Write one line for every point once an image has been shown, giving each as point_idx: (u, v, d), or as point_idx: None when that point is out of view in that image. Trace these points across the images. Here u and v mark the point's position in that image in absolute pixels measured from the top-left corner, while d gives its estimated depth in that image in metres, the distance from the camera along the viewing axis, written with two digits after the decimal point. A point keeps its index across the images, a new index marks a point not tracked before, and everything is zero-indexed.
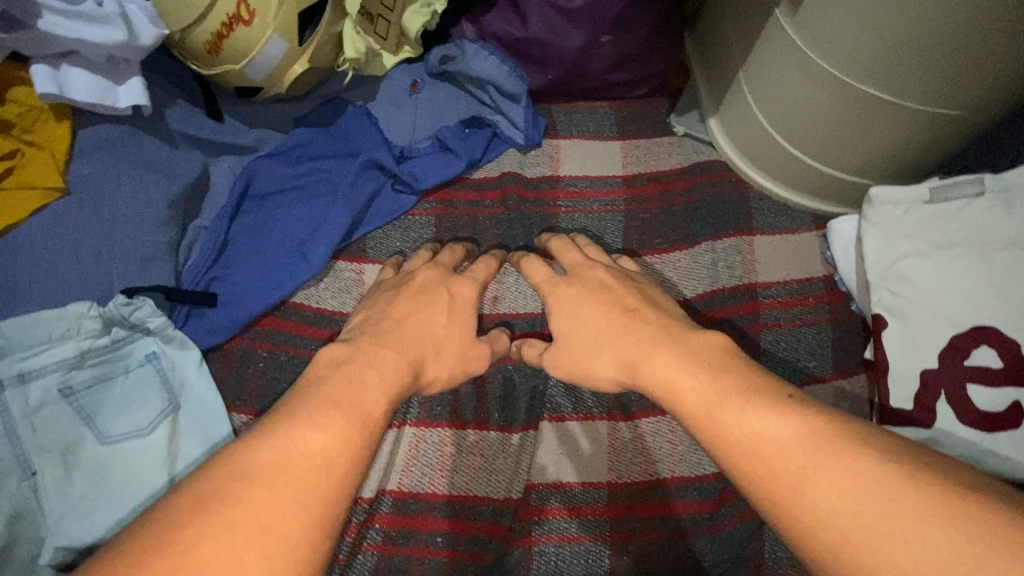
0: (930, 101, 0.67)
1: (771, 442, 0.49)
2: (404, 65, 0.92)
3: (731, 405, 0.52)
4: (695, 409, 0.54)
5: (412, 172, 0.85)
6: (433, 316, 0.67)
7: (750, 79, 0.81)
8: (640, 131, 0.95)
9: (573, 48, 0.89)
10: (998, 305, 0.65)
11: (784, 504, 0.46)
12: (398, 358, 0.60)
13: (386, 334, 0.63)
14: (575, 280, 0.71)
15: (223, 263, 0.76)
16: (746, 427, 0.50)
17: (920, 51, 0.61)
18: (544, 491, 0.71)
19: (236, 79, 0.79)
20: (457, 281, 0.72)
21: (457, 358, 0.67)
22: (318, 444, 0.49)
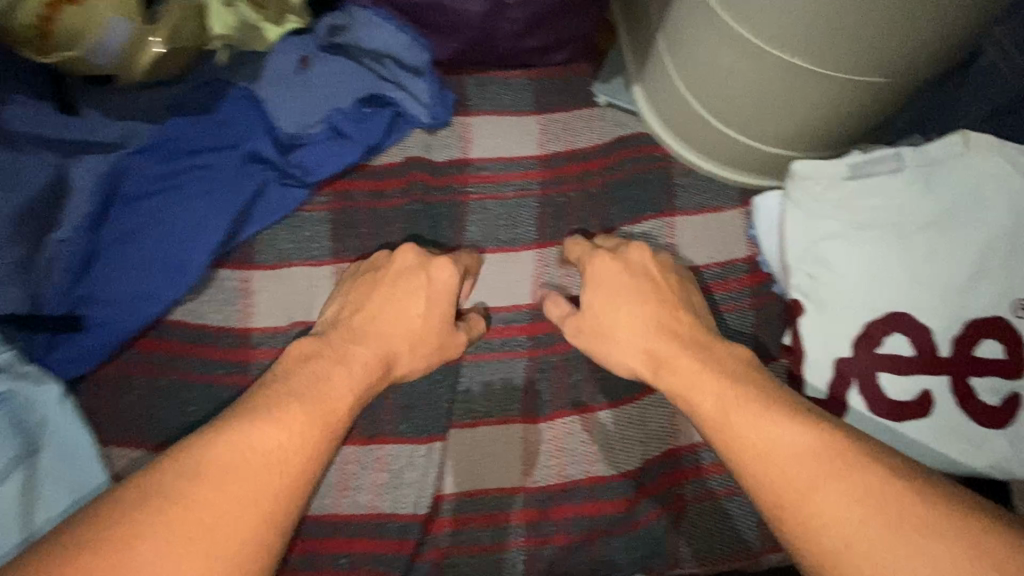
0: (852, 69, 0.61)
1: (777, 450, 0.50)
2: (291, 36, 0.81)
3: (745, 410, 0.53)
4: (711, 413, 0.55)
5: (302, 162, 0.76)
6: (407, 307, 0.66)
7: (668, 44, 0.74)
8: (558, 103, 0.88)
9: (474, 14, 0.80)
10: (918, 290, 0.62)
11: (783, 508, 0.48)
12: (372, 354, 0.62)
13: (358, 329, 0.64)
14: (621, 257, 0.67)
15: (89, 279, 0.68)
16: (760, 432, 0.51)
17: (840, 15, 0.55)
18: (455, 500, 0.69)
19: (84, 68, 0.71)
20: (436, 261, 0.68)
21: (434, 348, 0.66)
22: (274, 441, 0.52)
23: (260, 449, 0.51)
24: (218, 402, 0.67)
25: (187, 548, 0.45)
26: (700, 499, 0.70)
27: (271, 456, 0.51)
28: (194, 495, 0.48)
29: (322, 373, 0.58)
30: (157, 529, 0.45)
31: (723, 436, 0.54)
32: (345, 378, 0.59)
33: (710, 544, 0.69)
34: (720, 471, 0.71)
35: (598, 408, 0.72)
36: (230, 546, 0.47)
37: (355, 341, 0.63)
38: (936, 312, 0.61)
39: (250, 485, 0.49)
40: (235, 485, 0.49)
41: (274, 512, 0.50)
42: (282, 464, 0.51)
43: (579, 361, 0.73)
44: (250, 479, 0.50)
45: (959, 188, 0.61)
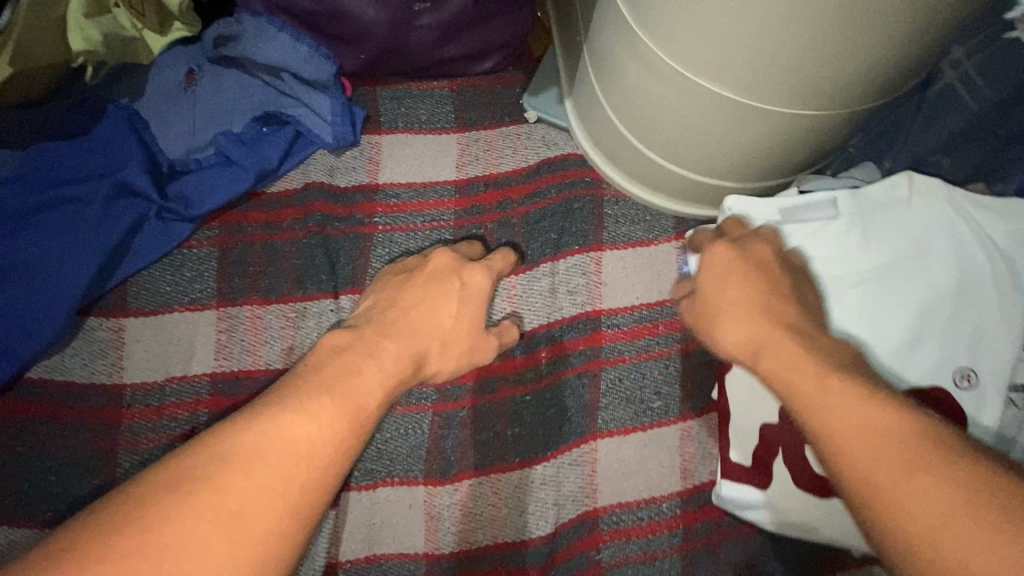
0: (779, 101, 0.54)
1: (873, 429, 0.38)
2: (178, 46, 0.73)
3: (839, 389, 0.41)
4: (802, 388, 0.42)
5: (183, 193, 0.69)
6: (437, 309, 0.59)
7: (594, 58, 0.66)
8: (482, 120, 0.79)
9: (379, 24, 0.71)
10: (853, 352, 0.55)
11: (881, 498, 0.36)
12: (404, 352, 0.53)
13: (392, 325, 0.56)
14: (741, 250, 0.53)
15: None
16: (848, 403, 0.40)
17: (761, 37, 0.48)
18: (351, 568, 0.63)
19: None
20: (468, 266, 0.62)
21: (464, 351, 0.60)
22: (303, 430, 0.44)
23: (295, 434, 0.43)
24: (82, 468, 0.60)
25: (211, 540, 0.38)
26: (618, 565, 0.64)
27: (303, 448, 0.43)
28: (224, 482, 0.40)
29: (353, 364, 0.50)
30: (188, 512, 0.38)
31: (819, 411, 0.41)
32: (380, 373, 0.50)
33: None
34: (640, 534, 0.65)
35: (509, 467, 0.66)
36: (261, 531, 0.40)
37: (384, 334, 0.54)
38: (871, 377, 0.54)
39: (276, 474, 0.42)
40: (266, 470, 0.41)
41: (300, 503, 0.42)
42: (311, 456, 0.43)
43: (488, 415, 0.67)
44: (285, 459, 0.42)
45: (900, 241, 0.54)
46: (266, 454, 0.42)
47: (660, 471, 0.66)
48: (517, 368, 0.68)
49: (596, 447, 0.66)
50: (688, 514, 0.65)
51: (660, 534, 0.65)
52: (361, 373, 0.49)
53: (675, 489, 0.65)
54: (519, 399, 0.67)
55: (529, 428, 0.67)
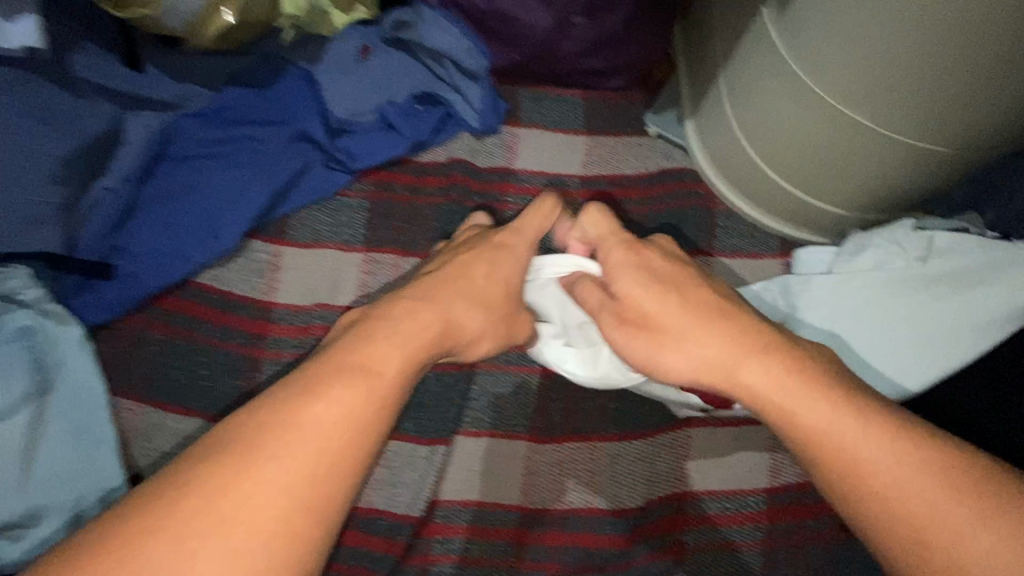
0: (896, 127, 0.61)
1: (898, 478, 0.45)
2: (357, 25, 0.83)
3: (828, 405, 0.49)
4: (807, 425, 0.49)
5: (348, 149, 0.77)
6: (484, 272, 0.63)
7: (732, 83, 0.75)
8: (608, 127, 0.87)
9: (541, 28, 0.80)
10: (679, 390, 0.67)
11: (913, 547, 0.43)
12: (435, 317, 0.55)
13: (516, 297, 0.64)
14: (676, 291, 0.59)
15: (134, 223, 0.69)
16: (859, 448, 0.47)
17: (886, 66, 0.56)
18: (449, 508, 0.67)
19: (155, 28, 0.71)
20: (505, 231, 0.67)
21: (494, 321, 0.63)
22: (325, 421, 0.45)
23: (334, 422, 0.45)
24: (226, 369, 0.67)
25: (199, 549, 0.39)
26: (701, 549, 0.67)
27: (317, 441, 0.44)
28: (224, 481, 0.41)
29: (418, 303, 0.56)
30: (206, 517, 0.39)
31: (836, 452, 0.47)
32: (411, 317, 0.54)
33: None
34: (724, 523, 0.68)
35: (609, 438, 0.70)
36: (268, 532, 0.40)
37: (416, 300, 0.56)
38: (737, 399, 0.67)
39: (317, 453, 0.43)
40: (303, 463, 0.43)
41: (314, 498, 0.42)
42: (329, 453, 0.44)
43: (593, 387, 0.72)
44: (319, 440, 0.44)
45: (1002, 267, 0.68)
46: (298, 420, 0.44)
47: (749, 465, 0.70)
48: None
49: (690, 435, 0.70)
50: (773, 510, 0.69)
51: (744, 526, 0.68)
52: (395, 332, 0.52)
53: (762, 485, 0.69)
54: None
55: (632, 406, 0.71)
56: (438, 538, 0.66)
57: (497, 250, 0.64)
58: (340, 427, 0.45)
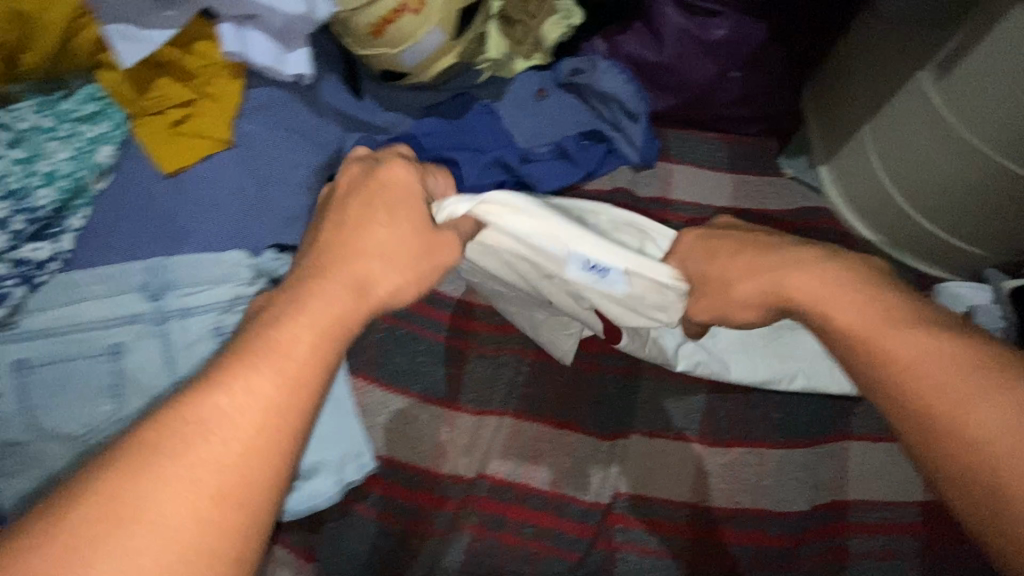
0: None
1: (957, 394, 0.40)
2: (531, 71, 0.94)
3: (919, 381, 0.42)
4: (895, 354, 0.43)
5: (532, 174, 0.90)
6: (368, 225, 0.52)
7: (875, 133, 0.86)
8: (750, 167, 0.97)
9: (702, 80, 0.92)
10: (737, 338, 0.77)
11: (991, 497, 0.37)
12: (339, 286, 0.46)
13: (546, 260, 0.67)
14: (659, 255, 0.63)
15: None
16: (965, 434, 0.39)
17: None
18: (629, 500, 0.73)
19: (388, 63, 0.81)
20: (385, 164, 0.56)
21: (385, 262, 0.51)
22: (238, 408, 0.38)
23: (218, 421, 0.38)
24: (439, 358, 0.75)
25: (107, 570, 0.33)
26: (864, 557, 0.72)
27: (227, 430, 0.37)
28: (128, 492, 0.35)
29: (353, 279, 0.48)
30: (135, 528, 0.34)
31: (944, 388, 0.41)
32: (345, 284, 0.48)
33: None
34: (881, 533, 0.73)
35: (773, 444, 0.77)
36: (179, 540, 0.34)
37: (320, 275, 0.47)
38: (741, 360, 0.76)
39: (218, 452, 0.37)
40: (180, 477, 0.36)
41: (246, 495, 0.37)
42: (239, 444, 0.37)
43: (758, 397, 0.78)
44: (222, 429, 0.37)
45: None
46: (212, 429, 0.37)
47: (905, 477, 0.75)
48: None
49: (848, 446, 0.76)
50: (928, 522, 0.73)
51: (902, 537, 0.73)
52: (298, 310, 0.44)
53: (920, 499, 0.74)
54: (784, 391, 0.78)
55: (793, 416, 0.77)
56: (621, 527, 0.72)
57: (358, 209, 0.53)
58: (246, 423, 0.38)
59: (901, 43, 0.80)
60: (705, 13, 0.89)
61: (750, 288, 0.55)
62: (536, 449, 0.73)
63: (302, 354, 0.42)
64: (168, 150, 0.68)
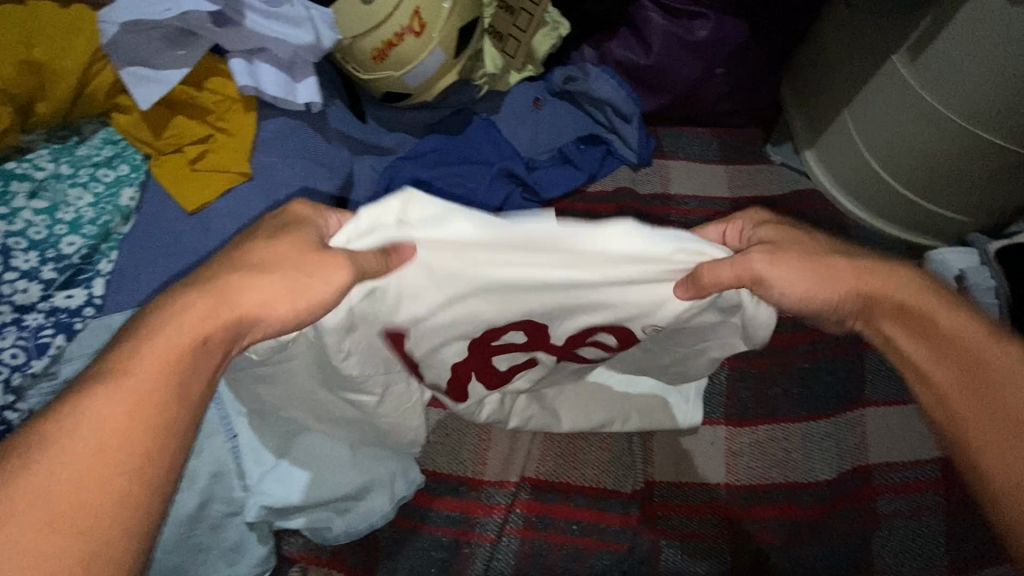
0: (1014, 138, 0.76)
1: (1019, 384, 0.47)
2: (526, 82, 0.99)
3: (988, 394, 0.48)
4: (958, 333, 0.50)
5: (541, 181, 0.92)
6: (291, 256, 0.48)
7: (855, 115, 0.91)
8: (741, 158, 1.02)
9: (689, 78, 0.96)
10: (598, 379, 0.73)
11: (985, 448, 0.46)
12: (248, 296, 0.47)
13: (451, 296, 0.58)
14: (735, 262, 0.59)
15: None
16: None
17: (1013, 91, 0.71)
18: (664, 487, 0.75)
19: (391, 85, 0.83)
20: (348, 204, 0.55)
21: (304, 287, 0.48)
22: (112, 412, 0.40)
23: (75, 439, 0.39)
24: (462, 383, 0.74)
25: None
26: (891, 516, 0.74)
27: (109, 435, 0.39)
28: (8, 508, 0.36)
29: (214, 306, 0.46)
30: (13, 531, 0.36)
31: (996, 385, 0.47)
32: (194, 315, 0.45)
33: (900, 562, 0.73)
34: (907, 491, 0.74)
35: (798, 419, 0.80)
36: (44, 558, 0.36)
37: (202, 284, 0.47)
38: (571, 408, 0.73)
39: (85, 471, 0.38)
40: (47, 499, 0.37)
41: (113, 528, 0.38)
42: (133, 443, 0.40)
43: (779, 374, 0.82)
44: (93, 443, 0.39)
45: None
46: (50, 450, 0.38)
47: (918, 438, 0.76)
48: (796, 341, 0.83)
49: (865, 413, 0.78)
50: (948, 478, 0.74)
51: (925, 493, 0.74)
52: (142, 337, 0.43)
53: (937, 456, 0.75)
54: (801, 366, 0.82)
55: (813, 390, 0.80)
56: (662, 514, 0.74)
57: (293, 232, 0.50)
58: (96, 442, 0.39)
59: (868, 32, 0.86)
60: (688, 15, 0.92)
61: (732, 272, 0.50)
62: (573, 447, 0.75)
63: (157, 369, 0.43)
64: (189, 187, 0.72)
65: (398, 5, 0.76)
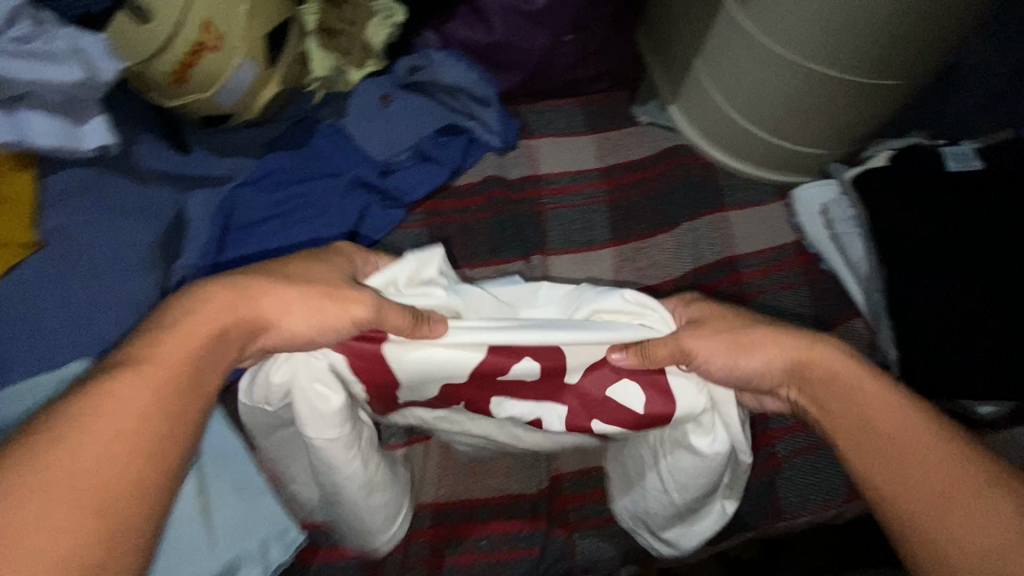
0: (849, 69, 0.76)
1: (920, 447, 0.50)
2: (367, 80, 0.89)
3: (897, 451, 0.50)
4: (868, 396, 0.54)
5: (398, 185, 0.86)
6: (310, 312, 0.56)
7: (707, 66, 0.90)
8: (607, 124, 0.97)
9: (538, 50, 0.92)
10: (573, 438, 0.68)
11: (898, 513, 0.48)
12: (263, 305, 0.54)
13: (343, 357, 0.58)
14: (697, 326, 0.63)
15: (224, 264, 0.76)
16: (931, 487, 0.48)
17: (841, 25, 0.70)
18: (572, 479, 0.74)
19: (205, 107, 0.76)
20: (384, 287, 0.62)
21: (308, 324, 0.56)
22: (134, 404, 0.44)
23: (81, 434, 0.42)
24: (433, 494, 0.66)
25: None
26: (791, 456, 0.78)
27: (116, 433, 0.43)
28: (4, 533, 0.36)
29: (228, 302, 0.52)
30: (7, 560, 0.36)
31: (900, 455, 0.50)
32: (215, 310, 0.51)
33: (806, 499, 0.76)
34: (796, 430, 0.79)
35: None
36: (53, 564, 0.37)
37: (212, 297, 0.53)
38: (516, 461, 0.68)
39: (86, 458, 0.41)
40: (51, 483, 0.39)
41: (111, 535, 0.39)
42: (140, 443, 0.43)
43: None
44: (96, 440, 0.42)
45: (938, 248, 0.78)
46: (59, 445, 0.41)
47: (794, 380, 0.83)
48: None
49: None
50: None
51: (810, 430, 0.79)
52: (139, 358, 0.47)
53: None
54: None
55: None
56: (573, 507, 0.73)
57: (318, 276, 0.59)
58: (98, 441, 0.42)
59: None
60: None
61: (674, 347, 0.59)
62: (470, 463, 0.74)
63: (172, 361, 0.47)
64: None
65: (181, 20, 0.66)
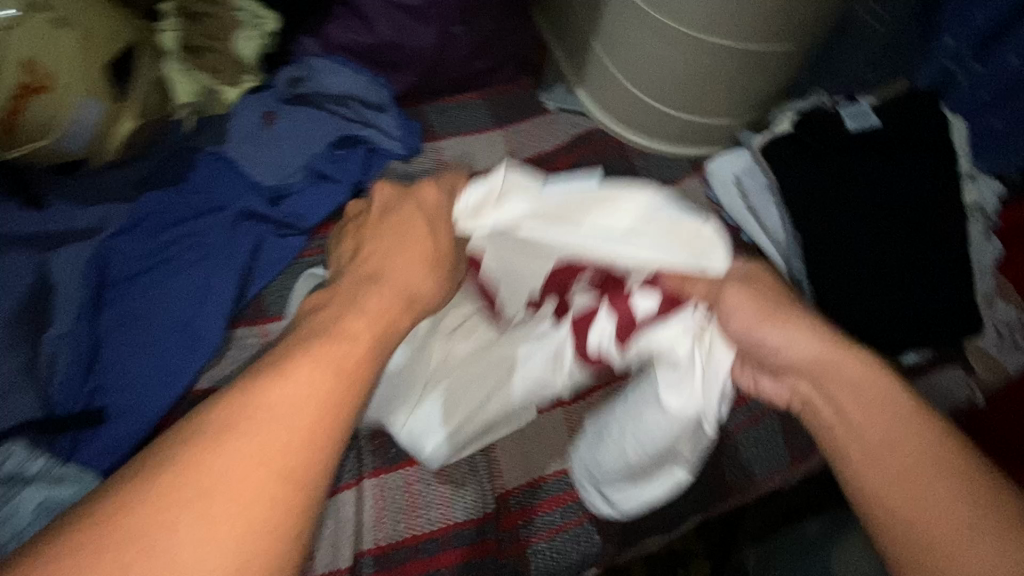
0: (736, 36, 0.75)
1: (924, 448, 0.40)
2: (249, 95, 0.82)
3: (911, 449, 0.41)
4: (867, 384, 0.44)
5: (295, 211, 0.78)
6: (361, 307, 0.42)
7: (606, 46, 0.87)
8: (515, 116, 0.93)
9: (429, 45, 0.86)
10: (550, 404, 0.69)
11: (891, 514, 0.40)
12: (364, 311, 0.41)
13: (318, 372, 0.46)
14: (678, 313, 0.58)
15: (103, 329, 0.68)
16: (939, 492, 0.38)
17: None
18: (520, 494, 0.71)
19: (56, 153, 0.72)
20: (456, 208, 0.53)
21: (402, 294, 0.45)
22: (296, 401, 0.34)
23: (245, 440, 0.32)
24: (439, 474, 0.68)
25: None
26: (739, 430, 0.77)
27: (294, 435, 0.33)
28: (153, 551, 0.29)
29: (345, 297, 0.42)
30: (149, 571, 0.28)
31: (905, 454, 0.40)
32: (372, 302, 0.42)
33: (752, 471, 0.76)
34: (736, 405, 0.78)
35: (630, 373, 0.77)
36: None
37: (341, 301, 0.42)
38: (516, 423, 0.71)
39: (259, 458, 0.32)
40: (214, 489, 0.31)
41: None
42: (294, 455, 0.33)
43: None
44: (281, 425, 0.33)
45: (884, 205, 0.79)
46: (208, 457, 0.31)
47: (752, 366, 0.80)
48: None
49: None
50: None
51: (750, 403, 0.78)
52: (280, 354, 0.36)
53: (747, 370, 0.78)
54: None
55: None
56: (522, 522, 0.70)
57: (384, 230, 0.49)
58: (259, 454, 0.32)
59: None
60: None
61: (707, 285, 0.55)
62: (411, 495, 0.68)
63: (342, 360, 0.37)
64: None
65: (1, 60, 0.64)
